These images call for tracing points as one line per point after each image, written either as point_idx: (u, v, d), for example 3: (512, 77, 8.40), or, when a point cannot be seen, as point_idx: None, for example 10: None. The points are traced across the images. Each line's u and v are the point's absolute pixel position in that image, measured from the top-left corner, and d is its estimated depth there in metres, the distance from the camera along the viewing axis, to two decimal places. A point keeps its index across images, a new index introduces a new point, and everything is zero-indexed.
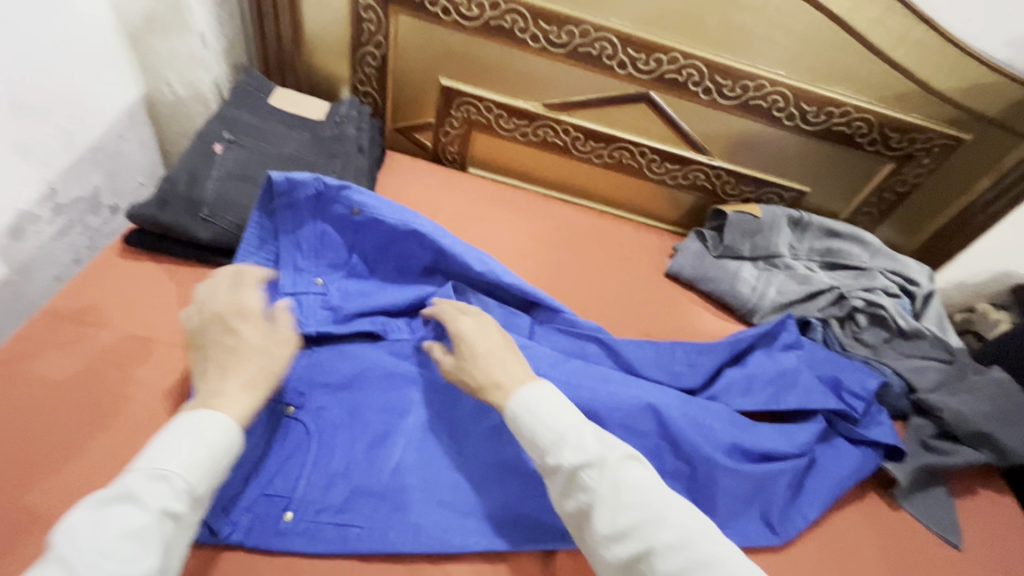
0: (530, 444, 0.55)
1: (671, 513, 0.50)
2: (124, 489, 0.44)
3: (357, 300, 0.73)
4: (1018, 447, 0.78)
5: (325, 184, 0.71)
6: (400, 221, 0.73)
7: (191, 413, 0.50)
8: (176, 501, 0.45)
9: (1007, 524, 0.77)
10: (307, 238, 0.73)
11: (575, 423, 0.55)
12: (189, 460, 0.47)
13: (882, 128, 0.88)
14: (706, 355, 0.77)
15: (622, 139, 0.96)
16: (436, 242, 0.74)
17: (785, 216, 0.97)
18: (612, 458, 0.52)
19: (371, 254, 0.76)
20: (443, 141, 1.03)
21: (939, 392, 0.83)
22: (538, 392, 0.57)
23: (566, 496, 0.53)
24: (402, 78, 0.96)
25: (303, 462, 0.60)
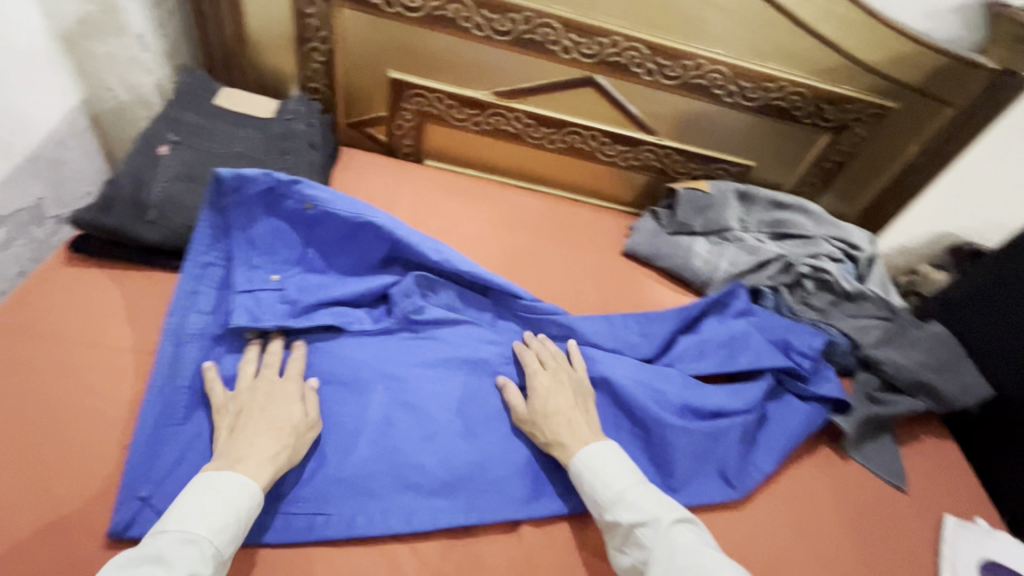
0: (591, 500, 0.60)
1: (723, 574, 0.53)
2: (156, 551, 0.47)
3: (315, 292, 0.73)
4: (954, 393, 0.83)
5: (276, 179, 0.70)
6: (353, 213, 0.73)
7: (211, 477, 0.53)
8: (203, 565, 0.47)
9: (948, 465, 0.82)
10: (259, 234, 0.73)
11: (633, 485, 0.60)
12: (214, 525, 0.50)
13: (816, 102, 0.92)
14: (660, 326, 0.79)
15: (572, 123, 0.99)
16: (392, 232, 0.74)
17: (733, 191, 1.01)
18: (667, 520, 0.56)
19: (326, 247, 0.76)
20: (397, 134, 1.04)
21: (882, 347, 0.88)
22: (600, 450, 0.63)
23: (621, 551, 0.57)
24: (351, 72, 0.96)
25: None
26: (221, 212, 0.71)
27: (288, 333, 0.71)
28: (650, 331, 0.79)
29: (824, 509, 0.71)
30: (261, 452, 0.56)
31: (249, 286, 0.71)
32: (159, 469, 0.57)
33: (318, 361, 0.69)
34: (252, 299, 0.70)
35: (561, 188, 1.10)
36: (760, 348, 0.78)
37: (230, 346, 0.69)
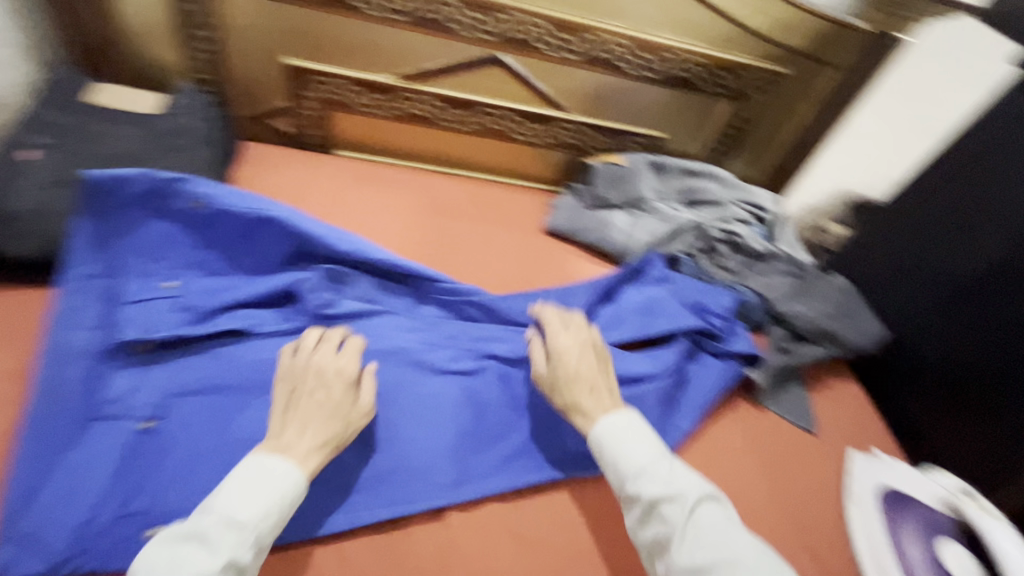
0: (612, 470, 0.61)
1: (745, 557, 0.54)
2: (200, 531, 0.48)
3: (212, 297, 0.69)
4: (854, 337, 0.89)
5: (159, 178, 0.67)
6: (248, 208, 0.70)
7: (263, 459, 0.53)
8: (243, 551, 0.48)
9: (851, 406, 0.88)
10: (147, 239, 0.69)
11: (656, 459, 0.60)
12: (257, 510, 0.50)
13: (714, 70, 0.95)
14: (579, 299, 0.81)
15: (482, 104, 0.97)
16: (292, 225, 0.71)
17: (645, 163, 1.04)
18: (692, 498, 0.57)
19: (224, 247, 0.72)
20: (301, 124, 0.99)
21: (789, 301, 0.93)
22: (623, 420, 0.63)
23: (643, 524, 0.57)
24: (242, 60, 0.90)
25: (165, 474, 0.56)
26: (100, 220, 0.66)
27: (184, 343, 0.66)
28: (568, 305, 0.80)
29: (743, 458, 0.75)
30: (313, 438, 0.56)
31: (138, 296, 0.66)
32: (38, 503, 0.52)
33: (221, 367, 0.65)
34: (142, 309, 0.65)
35: (481, 171, 1.09)
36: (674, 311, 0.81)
37: (113, 360, 0.62)
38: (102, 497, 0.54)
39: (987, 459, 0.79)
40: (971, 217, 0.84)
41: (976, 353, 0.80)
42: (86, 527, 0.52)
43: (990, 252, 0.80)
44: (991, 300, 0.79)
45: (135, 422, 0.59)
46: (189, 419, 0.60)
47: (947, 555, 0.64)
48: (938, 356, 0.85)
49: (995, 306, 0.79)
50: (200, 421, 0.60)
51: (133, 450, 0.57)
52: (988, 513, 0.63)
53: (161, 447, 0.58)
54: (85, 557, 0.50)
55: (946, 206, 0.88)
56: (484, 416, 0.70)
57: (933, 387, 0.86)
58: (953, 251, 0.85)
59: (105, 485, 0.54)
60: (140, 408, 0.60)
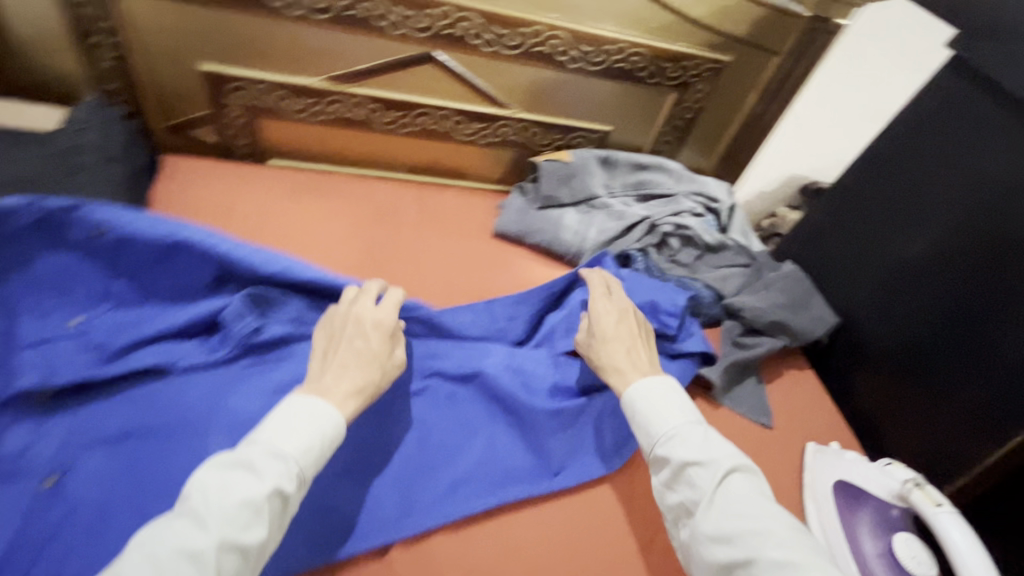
0: (643, 432, 0.61)
1: (775, 529, 0.51)
2: (247, 459, 0.49)
3: (125, 333, 0.63)
4: (806, 327, 0.89)
5: (49, 207, 0.60)
6: (159, 233, 0.64)
7: (305, 399, 0.55)
8: (288, 481, 0.50)
9: (806, 396, 0.88)
10: (43, 273, 0.62)
11: (690, 425, 0.59)
12: (301, 445, 0.52)
13: (657, 61, 0.93)
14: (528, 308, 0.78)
15: (420, 104, 0.93)
16: (209, 248, 0.65)
17: (594, 158, 1.00)
18: (723, 467, 0.55)
19: (135, 274, 0.66)
20: (227, 134, 0.92)
21: (742, 294, 0.92)
22: (655, 386, 0.64)
23: (670, 489, 0.57)
24: (153, 68, 0.83)
25: (70, 538, 0.51)
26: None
27: (96, 385, 0.61)
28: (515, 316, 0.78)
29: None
30: (348, 385, 0.58)
31: (40, 336, 0.61)
32: None
33: (136, 409, 0.60)
34: (44, 350, 0.60)
35: (425, 174, 1.04)
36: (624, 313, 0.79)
37: (15, 408, 0.58)
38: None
39: (934, 443, 0.79)
40: (911, 199, 0.84)
41: (923, 337, 0.81)
42: None
43: (933, 235, 0.81)
44: (935, 282, 0.80)
45: (35, 482, 0.53)
46: (99, 470, 0.55)
47: (900, 546, 0.64)
48: (886, 341, 0.86)
49: (940, 289, 0.79)
50: (112, 473, 0.55)
51: (33, 513, 0.52)
52: (934, 501, 0.62)
53: (66, 504, 0.53)
54: None
55: (887, 189, 0.87)
56: (430, 439, 0.66)
57: (882, 372, 0.86)
58: (897, 235, 0.86)
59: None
60: (43, 464, 0.55)
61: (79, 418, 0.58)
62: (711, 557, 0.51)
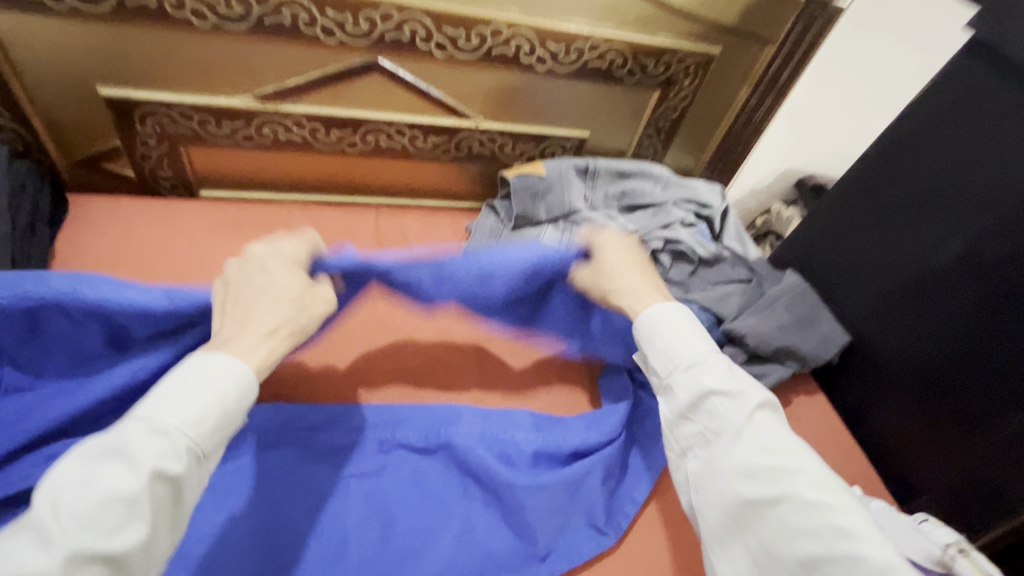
0: (662, 357, 0.55)
1: (806, 464, 0.47)
2: (119, 444, 0.39)
3: (14, 432, 0.53)
4: (814, 350, 0.80)
5: None
6: (9, 293, 0.51)
7: (202, 356, 0.45)
8: (174, 459, 0.40)
9: (818, 427, 0.80)
10: None
11: (711, 349, 0.53)
12: (189, 414, 0.42)
13: (637, 57, 0.81)
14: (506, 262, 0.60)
15: (370, 120, 0.81)
16: (85, 302, 0.53)
17: (572, 168, 0.89)
18: (752, 400, 0.50)
19: (16, 350, 0.55)
20: (147, 167, 0.80)
21: (742, 315, 0.83)
22: (670, 312, 0.57)
23: (689, 418, 0.51)
24: (45, 96, 0.70)
25: None
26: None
27: None
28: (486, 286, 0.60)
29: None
30: (260, 322, 0.49)
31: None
32: None
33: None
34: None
35: (384, 195, 0.92)
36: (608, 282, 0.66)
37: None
38: None
39: (966, 482, 0.70)
40: (925, 200, 0.75)
41: (948, 357, 0.72)
42: None
43: (953, 244, 0.72)
44: (959, 295, 0.71)
45: None
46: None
47: None
48: (904, 360, 0.77)
49: (966, 304, 0.70)
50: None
51: None
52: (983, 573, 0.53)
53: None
54: None
55: (897, 189, 0.78)
56: (393, 528, 0.56)
57: (902, 395, 0.78)
58: (912, 242, 0.77)
59: None
60: None
61: None
62: (734, 492, 0.47)
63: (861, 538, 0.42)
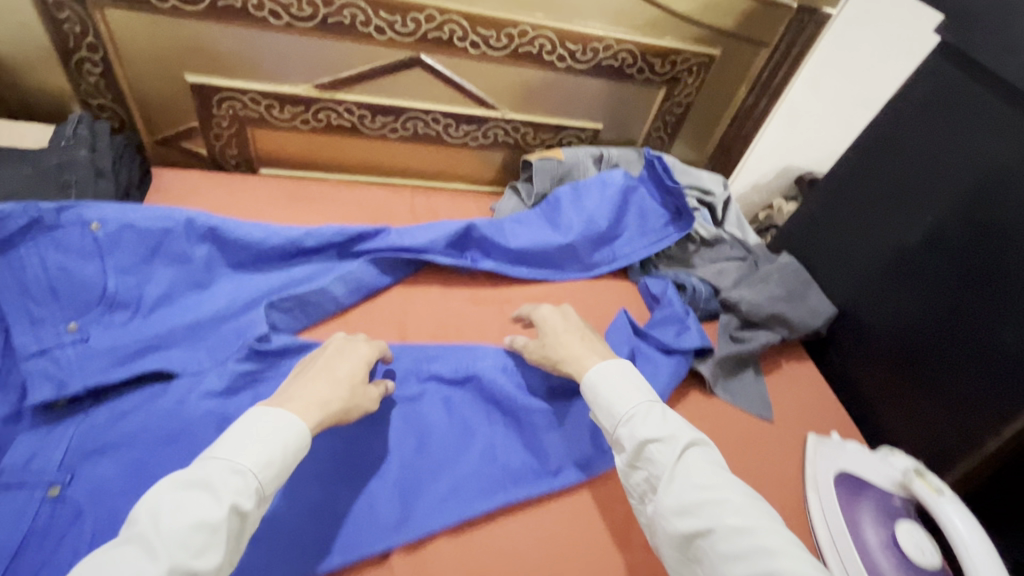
0: (606, 413, 0.59)
1: (734, 497, 0.51)
2: (201, 476, 0.45)
3: (133, 343, 0.64)
4: (802, 320, 0.89)
5: (39, 209, 0.62)
6: (156, 216, 0.69)
7: (264, 409, 0.51)
8: (247, 498, 0.46)
9: (806, 386, 0.88)
10: (36, 280, 0.63)
11: (646, 401, 0.59)
12: (261, 458, 0.47)
13: (646, 57, 0.93)
14: (538, 238, 0.91)
15: (411, 109, 0.92)
16: (210, 225, 0.72)
17: (588, 156, 0.99)
18: (681, 440, 0.55)
19: (134, 269, 0.68)
20: (218, 146, 0.92)
21: (738, 287, 0.92)
22: (608, 370, 0.62)
23: (633, 468, 0.56)
24: (141, 82, 0.83)
25: (77, 550, 0.51)
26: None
27: (104, 391, 0.62)
28: (558, 212, 0.94)
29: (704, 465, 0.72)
30: (311, 395, 0.55)
31: (41, 346, 0.61)
32: None
33: (137, 422, 0.60)
34: (50, 359, 0.60)
35: (416, 177, 1.04)
36: (628, 245, 0.96)
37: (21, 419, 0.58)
38: None
39: (932, 433, 0.78)
40: (900, 186, 0.84)
41: (921, 322, 0.80)
42: None
43: (927, 220, 0.80)
44: (929, 268, 0.80)
45: (39, 490, 0.53)
46: (103, 481, 0.55)
47: (901, 531, 0.64)
48: (883, 330, 0.86)
49: (936, 273, 0.79)
50: (118, 484, 0.55)
51: (39, 525, 0.52)
52: (936, 488, 0.62)
53: (72, 514, 0.53)
54: None
55: (879, 175, 0.87)
56: (428, 444, 0.66)
57: (880, 360, 0.86)
58: (891, 219, 0.85)
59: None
60: (44, 473, 0.54)
61: (87, 427, 0.59)
62: (674, 529, 0.51)
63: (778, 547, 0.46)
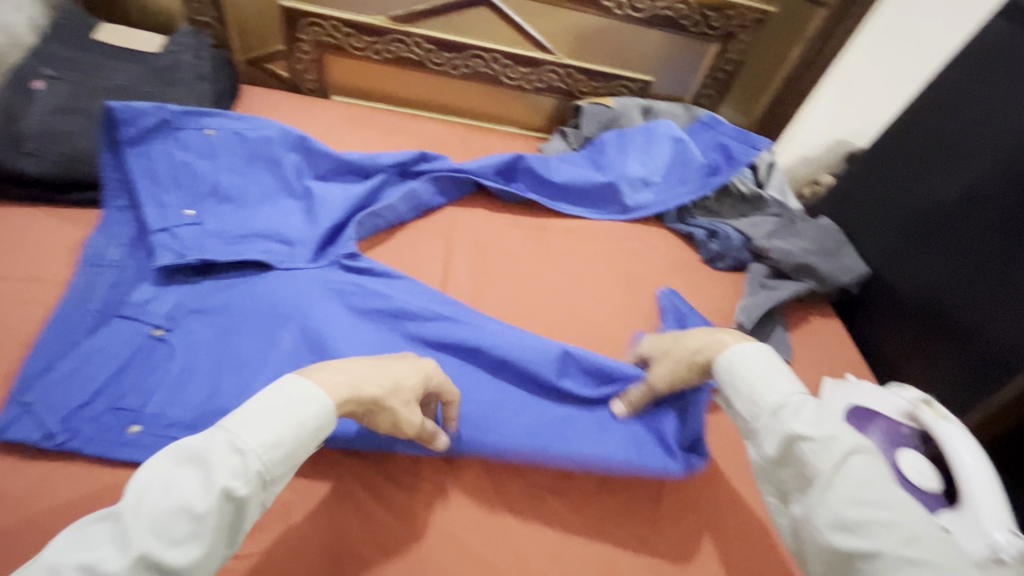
0: (746, 401, 0.52)
1: (909, 519, 0.42)
2: (199, 451, 0.39)
3: (233, 230, 0.72)
4: (831, 273, 0.90)
5: (169, 112, 0.74)
6: (257, 131, 0.79)
7: (289, 379, 0.45)
8: (242, 482, 0.39)
9: (830, 340, 0.90)
10: (163, 170, 0.73)
11: (795, 395, 0.50)
12: (269, 438, 0.41)
13: (702, 10, 0.97)
14: (577, 175, 0.96)
15: (472, 46, 0.98)
16: (307, 145, 0.82)
17: (636, 106, 1.03)
18: (846, 443, 0.46)
19: (239, 173, 0.77)
20: (298, 70, 1.02)
21: (772, 238, 0.94)
22: (756, 357, 0.54)
23: (779, 466, 0.48)
24: (239, 4, 0.94)
25: (162, 379, 0.59)
26: (118, 152, 0.72)
27: (214, 269, 0.71)
28: (603, 153, 1.00)
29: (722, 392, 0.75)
30: (350, 377, 0.48)
31: (164, 224, 0.70)
32: (45, 381, 0.56)
33: (234, 296, 0.67)
34: (169, 235, 0.69)
35: (469, 117, 1.10)
36: (664, 193, 0.99)
37: (142, 278, 0.68)
38: (101, 387, 0.57)
39: (953, 382, 0.80)
40: (942, 142, 0.85)
41: (949, 276, 0.81)
42: (80, 411, 0.55)
43: (966, 177, 0.81)
44: (962, 221, 0.80)
45: (147, 328, 0.63)
46: (194, 334, 0.63)
47: (903, 460, 0.66)
48: (909, 283, 0.87)
49: (969, 228, 0.79)
50: (206, 340, 0.63)
51: (143, 355, 0.61)
52: (941, 416, 0.67)
53: (164, 356, 0.61)
54: (72, 437, 0.54)
55: (924, 136, 0.88)
56: None
57: (907, 315, 0.87)
58: (930, 177, 0.86)
59: (107, 379, 0.58)
60: (157, 317, 0.64)
61: (191, 293, 0.67)
62: (828, 541, 0.43)
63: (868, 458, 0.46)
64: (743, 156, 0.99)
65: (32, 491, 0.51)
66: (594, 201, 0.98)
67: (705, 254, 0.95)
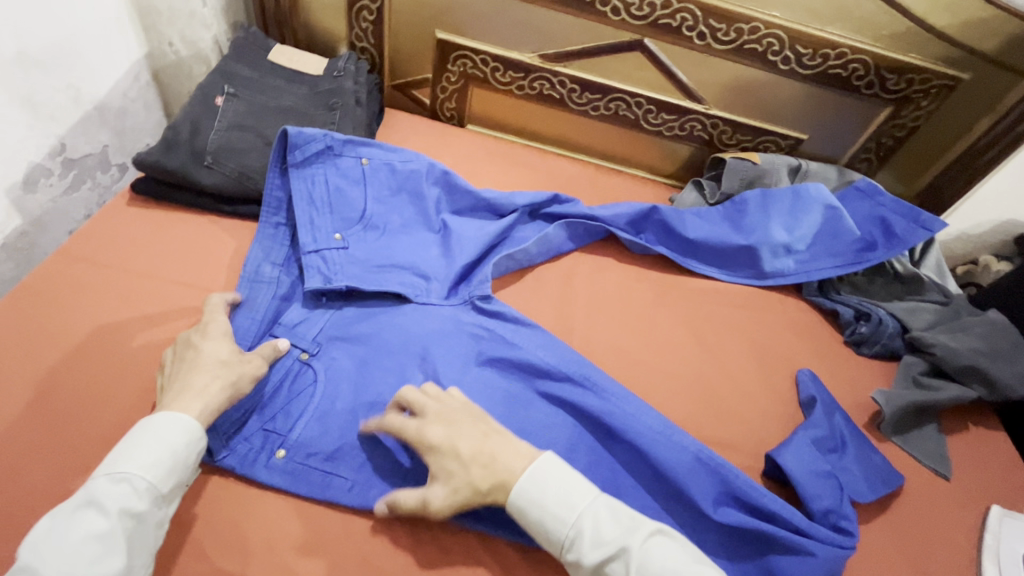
0: (546, 539, 0.50)
1: None
2: (85, 496, 0.45)
3: (376, 259, 0.74)
4: (1010, 380, 0.77)
5: (333, 140, 0.77)
6: (407, 161, 0.81)
7: (148, 417, 0.50)
8: (137, 499, 0.46)
9: (1000, 460, 0.78)
10: (320, 194, 0.76)
11: (586, 507, 0.50)
12: (149, 460, 0.48)
13: (878, 70, 0.89)
14: (713, 234, 0.90)
15: (617, 90, 0.97)
16: (453, 181, 0.83)
17: (784, 164, 0.96)
18: (636, 545, 0.48)
19: (385, 201, 0.80)
20: (441, 98, 1.04)
21: (933, 331, 0.84)
22: (540, 473, 0.51)
23: None
24: (398, 34, 0.97)
25: (307, 404, 0.62)
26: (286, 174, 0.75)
27: (355, 296, 0.73)
28: (744, 214, 0.92)
29: (866, 501, 0.67)
30: (198, 383, 0.54)
31: (316, 246, 0.72)
32: None
33: (375, 327, 0.69)
34: (321, 258, 0.72)
35: (600, 157, 1.08)
36: (807, 264, 0.91)
37: (295, 297, 0.72)
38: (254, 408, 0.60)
39: None
40: None
41: None
42: (236, 430, 0.58)
43: None
44: None
45: (295, 351, 0.65)
46: (336, 363, 0.65)
47: None
48: None
49: None
50: (347, 370, 0.65)
51: (289, 378, 0.63)
52: None
53: (309, 380, 0.64)
54: (229, 454, 0.57)
55: None
56: None
57: None
58: None
59: (258, 398, 0.61)
60: (304, 339, 0.67)
61: (339, 317, 0.70)
62: None
63: (658, 542, 0.49)
64: (907, 236, 0.89)
65: (187, 502, 0.55)
66: (729, 263, 0.91)
67: (852, 338, 0.86)
